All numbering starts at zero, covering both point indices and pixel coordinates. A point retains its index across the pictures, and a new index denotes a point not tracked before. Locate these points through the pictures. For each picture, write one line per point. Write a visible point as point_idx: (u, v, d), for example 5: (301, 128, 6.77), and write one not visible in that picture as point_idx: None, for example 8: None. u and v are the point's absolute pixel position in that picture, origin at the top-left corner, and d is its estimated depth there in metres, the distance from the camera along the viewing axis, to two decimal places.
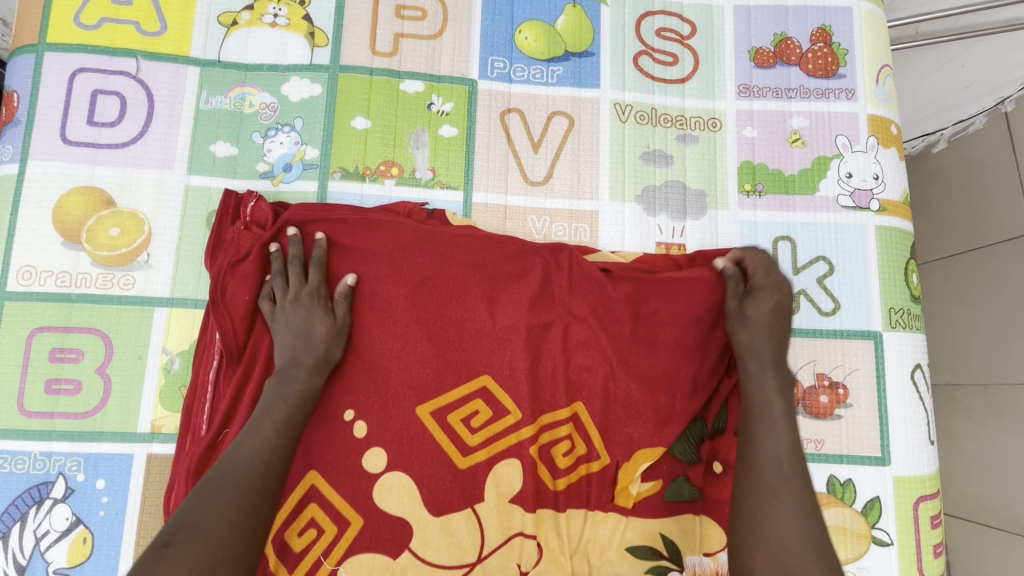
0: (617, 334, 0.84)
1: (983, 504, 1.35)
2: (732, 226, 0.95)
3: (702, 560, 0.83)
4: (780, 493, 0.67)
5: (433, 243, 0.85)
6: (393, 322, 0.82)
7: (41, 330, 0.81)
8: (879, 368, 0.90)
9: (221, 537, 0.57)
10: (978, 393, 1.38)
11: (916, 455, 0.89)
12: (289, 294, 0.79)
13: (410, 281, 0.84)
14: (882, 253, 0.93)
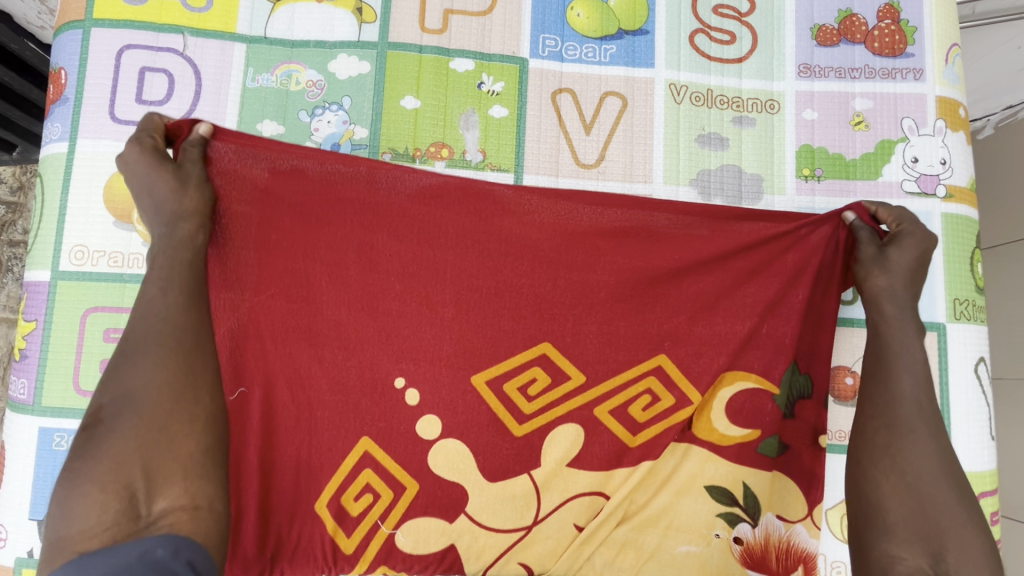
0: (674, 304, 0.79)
1: None
2: (790, 212, 0.92)
3: (778, 521, 0.83)
4: (915, 428, 0.62)
5: (480, 201, 0.77)
6: (440, 286, 0.77)
7: (94, 310, 0.81)
8: (941, 360, 0.88)
9: (152, 402, 0.51)
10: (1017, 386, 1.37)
11: (978, 449, 0.87)
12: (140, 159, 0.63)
13: (458, 245, 0.77)
14: (948, 241, 0.90)
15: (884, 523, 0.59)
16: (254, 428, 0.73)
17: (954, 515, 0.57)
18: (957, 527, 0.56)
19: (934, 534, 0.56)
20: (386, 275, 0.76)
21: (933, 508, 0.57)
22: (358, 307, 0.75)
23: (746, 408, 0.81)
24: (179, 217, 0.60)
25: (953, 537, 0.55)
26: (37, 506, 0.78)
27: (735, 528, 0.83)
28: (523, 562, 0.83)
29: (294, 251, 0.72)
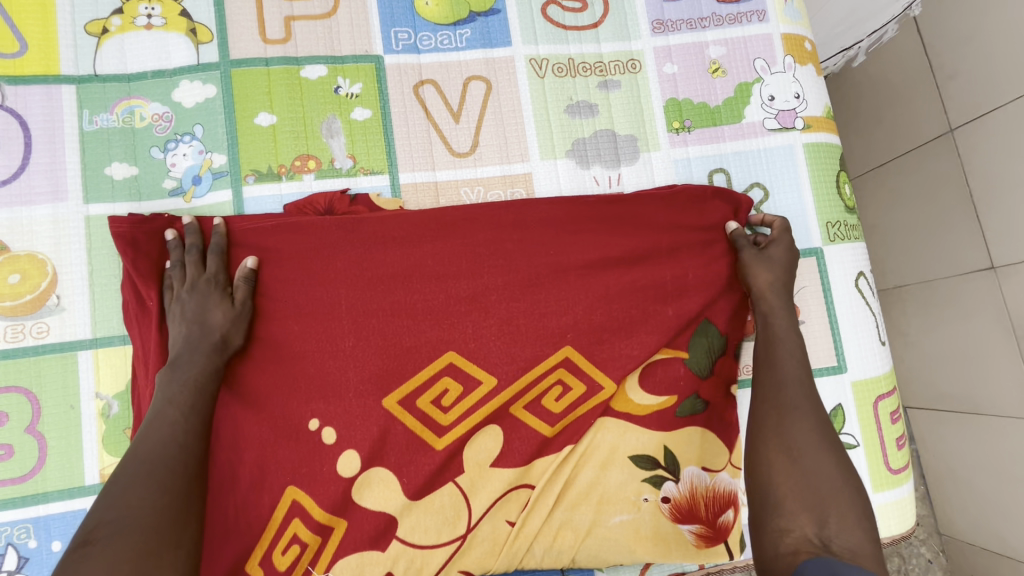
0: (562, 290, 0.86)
1: (927, 387, 1.58)
2: (667, 166, 0.94)
3: (698, 470, 0.88)
4: (798, 410, 0.75)
5: (361, 230, 0.83)
6: (335, 323, 0.80)
7: None
8: (825, 282, 0.93)
9: (149, 521, 0.60)
10: (922, 289, 1.55)
11: (869, 356, 0.93)
12: (184, 281, 0.77)
13: (348, 279, 0.82)
14: (813, 169, 0.95)
15: (777, 502, 0.68)
16: None
17: (833, 486, 0.67)
18: (836, 500, 0.66)
19: (818, 504, 0.66)
20: (287, 318, 0.80)
21: (817, 481, 0.68)
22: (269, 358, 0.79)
23: (667, 380, 0.88)
24: (193, 321, 0.75)
25: (834, 506, 0.65)
26: None
27: (661, 489, 0.86)
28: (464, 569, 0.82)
29: None
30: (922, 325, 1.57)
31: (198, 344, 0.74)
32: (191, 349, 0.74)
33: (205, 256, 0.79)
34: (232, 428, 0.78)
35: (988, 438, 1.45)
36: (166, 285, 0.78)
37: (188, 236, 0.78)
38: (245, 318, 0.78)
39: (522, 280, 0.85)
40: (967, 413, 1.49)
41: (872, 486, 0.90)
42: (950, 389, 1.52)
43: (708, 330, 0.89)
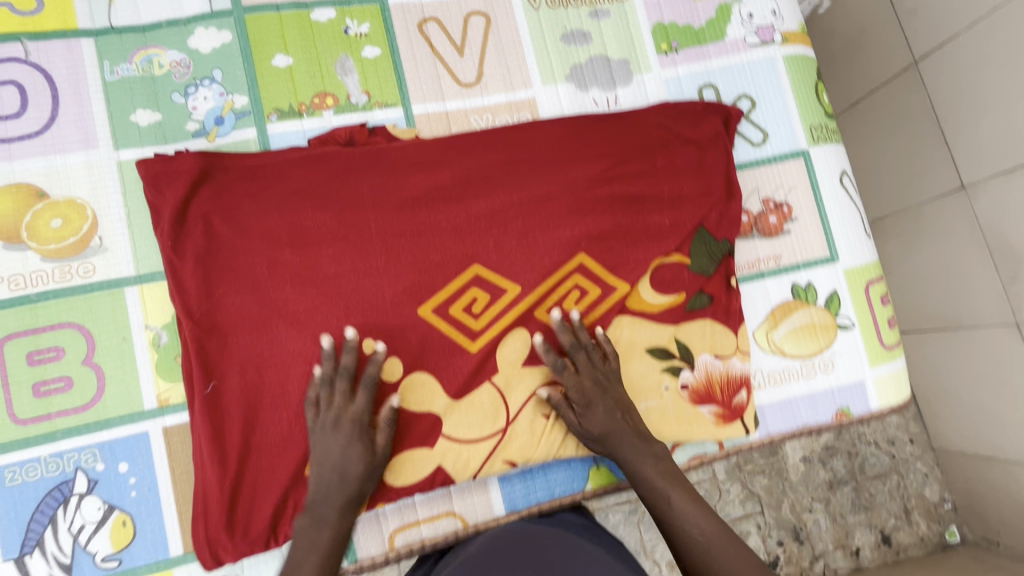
0: (573, 202, 0.92)
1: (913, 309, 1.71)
2: (659, 86, 1.01)
3: (712, 358, 0.94)
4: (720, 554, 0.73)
5: (384, 159, 0.89)
6: (366, 243, 0.86)
7: (9, 339, 0.78)
8: (812, 180, 1.00)
9: None
10: (899, 218, 1.67)
11: (858, 245, 1.01)
12: (331, 413, 0.78)
13: (374, 203, 0.87)
14: (793, 78, 1.02)
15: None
16: (231, 414, 0.80)
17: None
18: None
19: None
20: (319, 244, 0.85)
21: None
22: (303, 281, 0.84)
23: (675, 283, 0.94)
24: (338, 477, 0.77)
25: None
26: (8, 545, 0.76)
27: (680, 376, 0.93)
28: (508, 461, 0.87)
29: (225, 250, 0.82)
30: (904, 249, 1.68)
31: (337, 493, 0.77)
32: (329, 499, 0.77)
33: (355, 380, 0.80)
34: (273, 347, 0.82)
35: (964, 351, 1.59)
36: (314, 412, 0.79)
37: (347, 360, 0.79)
38: (382, 463, 0.80)
39: (536, 195, 0.91)
40: (948, 329, 1.61)
41: (869, 361, 0.98)
42: (936, 307, 1.63)
43: (706, 238, 0.96)
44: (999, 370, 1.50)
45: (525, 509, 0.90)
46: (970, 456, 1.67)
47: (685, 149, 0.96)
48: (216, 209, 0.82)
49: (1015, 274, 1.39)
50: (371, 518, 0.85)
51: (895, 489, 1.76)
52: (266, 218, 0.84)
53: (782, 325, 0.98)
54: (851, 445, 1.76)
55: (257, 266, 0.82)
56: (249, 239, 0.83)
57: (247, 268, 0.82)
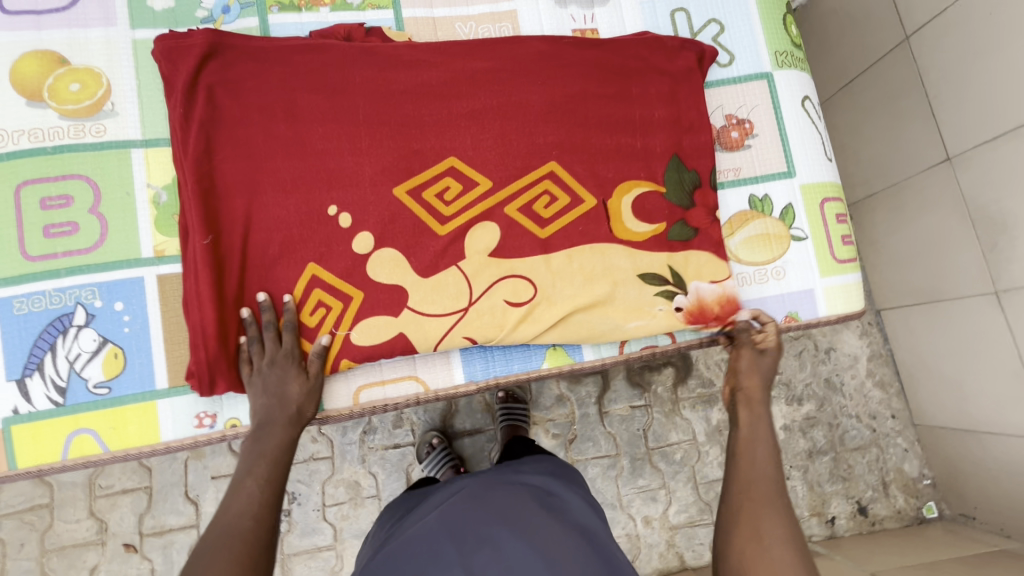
0: (545, 105, 0.99)
1: (894, 285, 1.76)
2: (634, 9, 1.08)
3: (704, 283, 1.00)
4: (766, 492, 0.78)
5: (374, 54, 0.96)
6: (352, 125, 0.93)
7: (26, 184, 0.87)
8: (774, 101, 1.06)
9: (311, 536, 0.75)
10: (888, 192, 1.70)
11: (817, 165, 1.07)
12: (265, 358, 0.86)
13: (362, 90, 0.94)
14: (761, 6, 1.09)
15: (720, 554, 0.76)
16: (223, 265, 0.87)
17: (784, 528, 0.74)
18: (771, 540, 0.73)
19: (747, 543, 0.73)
20: (310, 123, 0.92)
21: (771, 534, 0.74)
22: (293, 154, 0.91)
23: (643, 204, 1.00)
24: (282, 405, 0.85)
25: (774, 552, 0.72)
26: (12, 367, 0.84)
27: (671, 300, 0.98)
28: (468, 336, 0.92)
29: (224, 119, 0.91)
30: (890, 223, 1.72)
31: (280, 415, 0.84)
32: (272, 420, 0.84)
33: (280, 331, 0.88)
34: (262, 210, 0.90)
35: (946, 325, 1.61)
36: (247, 358, 0.87)
37: (266, 313, 0.87)
38: (318, 389, 0.88)
39: (511, 95, 0.98)
40: (933, 301, 1.63)
41: (820, 271, 1.04)
42: (918, 281, 1.66)
43: (678, 166, 1.02)
44: (976, 337, 1.52)
45: (485, 381, 0.96)
46: (949, 429, 1.68)
47: (657, 78, 1.03)
48: (221, 81, 0.91)
49: (995, 244, 1.41)
50: (340, 376, 0.93)
51: (874, 462, 1.78)
52: (265, 94, 0.92)
53: (738, 234, 1.04)
54: (831, 417, 1.78)
55: (253, 137, 0.91)
56: (247, 111, 0.91)
57: (244, 138, 0.91)
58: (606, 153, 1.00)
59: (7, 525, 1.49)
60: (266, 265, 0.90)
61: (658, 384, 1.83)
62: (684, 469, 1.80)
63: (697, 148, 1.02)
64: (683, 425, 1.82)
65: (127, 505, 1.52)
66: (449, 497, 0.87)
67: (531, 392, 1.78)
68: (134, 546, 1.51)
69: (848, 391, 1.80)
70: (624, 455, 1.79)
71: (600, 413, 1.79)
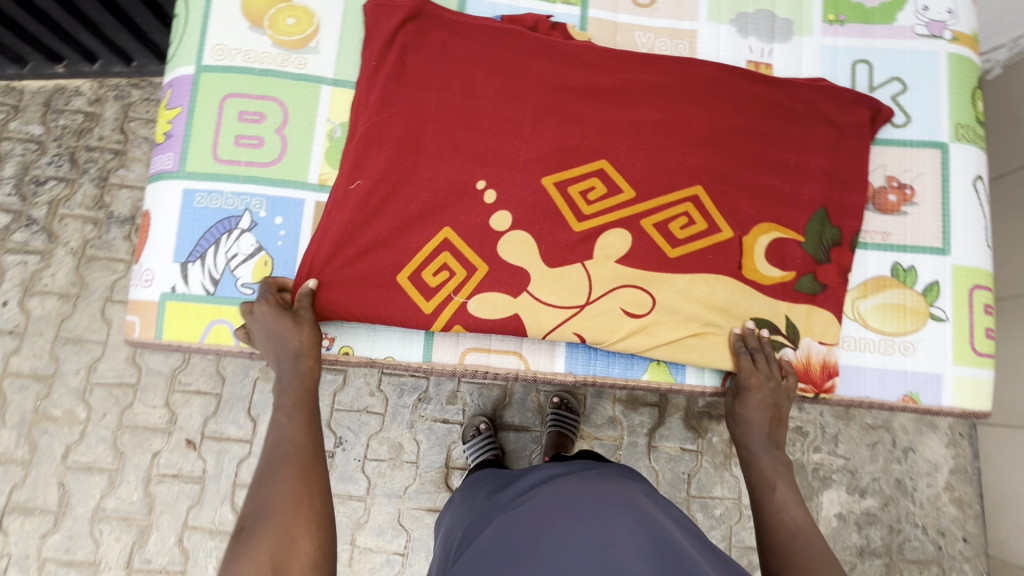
0: (705, 128, 1.00)
1: (1012, 405, 1.56)
2: (815, 52, 1.06)
3: (816, 343, 0.98)
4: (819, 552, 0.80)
5: (557, 49, 1.00)
6: (519, 109, 0.98)
7: (230, 97, 0.98)
8: (944, 173, 1.02)
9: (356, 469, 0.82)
10: (1021, 302, 1.56)
11: (975, 249, 1.00)
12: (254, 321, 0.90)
13: (536, 79, 0.99)
14: (952, 75, 1.04)
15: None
16: (364, 211, 0.93)
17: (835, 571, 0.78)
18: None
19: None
20: (481, 98, 0.98)
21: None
22: (458, 124, 0.97)
23: (778, 248, 0.98)
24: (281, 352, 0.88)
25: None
26: (179, 251, 0.94)
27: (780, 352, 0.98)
28: (580, 332, 0.94)
29: (405, 79, 0.97)
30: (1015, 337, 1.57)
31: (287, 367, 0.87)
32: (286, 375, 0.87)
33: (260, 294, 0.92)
34: (414, 169, 0.95)
35: None
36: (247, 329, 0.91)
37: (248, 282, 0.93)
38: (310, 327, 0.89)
39: (673, 113, 1.00)
40: None
41: (953, 357, 0.98)
42: None
43: (822, 219, 0.99)
44: None
45: (582, 377, 0.98)
46: None
47: (824, 129, 1.01)
48: (414, 44, 0.98)
49: None
50: (451, 336, 0.97)
51: None
52: (449, 64, 0.98)
53: (872, 297, 1.00)
54: (894, 520, 1.64)
55: (425, 100, 0.97)
56: (428, 77, 0.97)
57: (416, 98, 0.96)
58: (753, 188, 0.99)
59: (97, 393, 1.57)
60: (399, 219, 0.93)
61: (714, 434, 1.70)
62: (722, 526, 1.67)
63: (846, 209, 0.99)
64: (731, 482, 1.69)
65: (198, 406, 1.58)
66: (555, 477, 0.87)
67: (584, 405, 1.69)
68: (194, 444, 1.57)
69: (919, 499, 1.65)
70: (664, 495, 1.67)
71: (649, 446, 1.69)
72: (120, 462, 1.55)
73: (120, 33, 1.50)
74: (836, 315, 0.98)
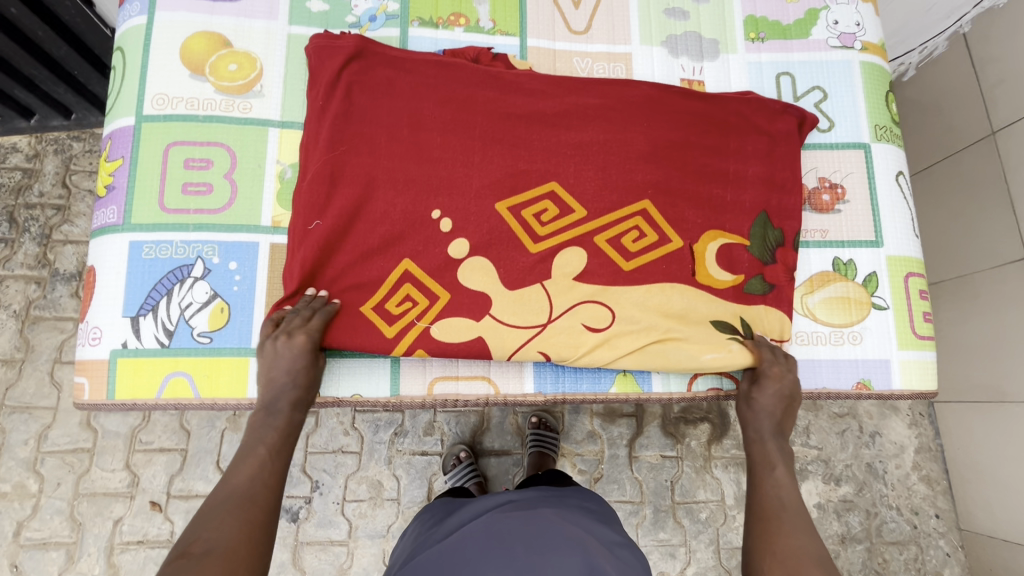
0: (647, 143, 1.04)
1: (963, 381, 1.64)
2: (741, 68, 1.13)
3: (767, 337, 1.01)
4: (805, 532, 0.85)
5: (499, 78, 1.04)
6: (467, 138, 1.00)
7: (175, 145, 0.97)
8: (869, 171, 1.09)
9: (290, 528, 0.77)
10: (958, 283, 1.65)
11: (905, 239, 1.07)
12: (288, 329, 0.88)
13: (482, 108, 1.01)
14: (866, 81, 1.12)
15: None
16: (321, 249, 0.92)
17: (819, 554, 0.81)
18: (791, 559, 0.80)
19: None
20: (429, 129, 0.99)
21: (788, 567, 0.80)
22: (409, 156, 0.98)
23: (727, 252, 1.03)
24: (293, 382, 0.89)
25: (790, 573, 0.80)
26: (129, 305, 0.92)
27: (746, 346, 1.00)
28: (544, 351, 0.96)
29: (353, 115, 0.98)
30: (957, 317, 1.66)
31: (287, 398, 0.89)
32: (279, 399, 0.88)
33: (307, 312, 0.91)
34: (368, 203, 0.95)
35: (1009, 428, 1.53)
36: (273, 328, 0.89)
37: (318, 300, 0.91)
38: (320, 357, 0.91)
39: (616, 130, 1.03)
40: (993, 403, 1.56)
41: (898, 342, 1.04)
42: (979, 380, 1.59)
43: (765, 223, 1.04)
44: None
45: (552, 394, 0.99)
46: (1003, 541, 1.58)
47: (758, 138, 1.07)
48: (359, 82, 0.99)
49: None
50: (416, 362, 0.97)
51: (912, 561, 1.68)
52: (395, 99, 1.00)
53: (819, 292, 1.05)
54: (870, 504, 1.69)
55: (374, 134, 0.98)
56: (376, 112, 0.99)
57: (366, 133, 0.97)
58: (698, 198, 1.04)
59: (49, 462, 1.48)
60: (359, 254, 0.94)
61: (692, 438, 1.72)
62: (709, 530, 1.68)
63: (786, 212, 1.05)
64: (713, 484, 1.71)
65: (162, 464, 1.51)
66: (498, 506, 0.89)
67: (563, 422, 1.70)
68: (159, 505, 1.49)
69: (891, 481, 1.71)
70: (649, 504, 1.68)
71: (630, 457, 1.70)
72: (78, 534, 1.46)
73: (56, 87, 1.46)
74: (788, 313, 1.03)
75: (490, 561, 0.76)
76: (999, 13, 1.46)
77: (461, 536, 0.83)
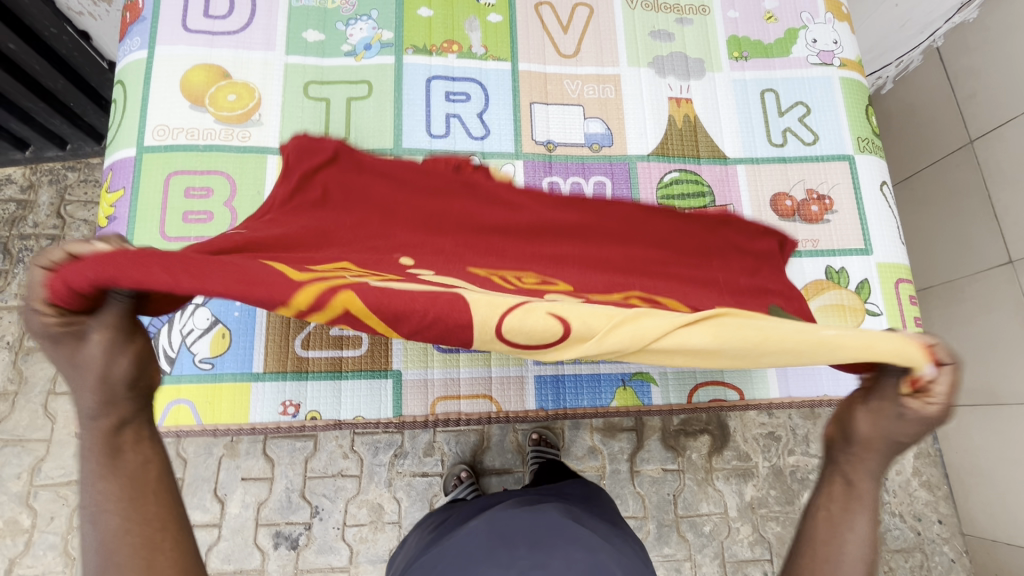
0: (642, 233, 0.84)
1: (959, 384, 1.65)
2: (727, 85, 1.17)
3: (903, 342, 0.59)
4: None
5: (476, 186, 0.86)
6: (436, 240, 0.83)
7: (175, 174, 0.98)
8: (855, 181, 1.12)
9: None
10: (947, 289, 1.68)
11: (893, 246, 1.10)
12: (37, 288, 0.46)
13: (456, 209, 0.85)
14: (846, 96, 1.16)
15: None
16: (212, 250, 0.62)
17: None
18: None
19: None
20: (394, 217, 0.83)
21: None
22: (358, 235, 0.80)
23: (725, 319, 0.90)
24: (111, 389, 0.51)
25: None
26: None
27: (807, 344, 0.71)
28: (557, 314, 0.51)
29: (314, 194, 0.83)
30: (948, 322, 1.68)
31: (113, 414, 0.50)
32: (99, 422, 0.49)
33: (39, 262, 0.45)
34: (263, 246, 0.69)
35: (1006, 429, 1.54)
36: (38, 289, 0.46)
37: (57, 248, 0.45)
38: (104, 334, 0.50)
39: (610, 230, 0.85)
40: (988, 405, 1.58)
41: None
42: (973, 383, 1.61)
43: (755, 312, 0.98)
44: None
45: (554, 410, 0.97)
46: (1007, 544, 1.58)
47: (743, 260, 0.85)
48: (328, 167, 0.85)
49: None
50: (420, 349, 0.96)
51: (918, 568, 1.67)
52: (354, 194, 0.85)
53: (814, 300, 1.06)
54: None
55: (315, 224, 0.78)
56: (337, 199, 0.84)
57: (311, 221, 0.79)
58: (694, 283, 0.80)
59: (42, 496, 1.46)
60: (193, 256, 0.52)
61: (693, 450, 1.72)
62: (713, 543, 1.67)
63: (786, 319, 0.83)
64: (716, 496, 1.70)
65: None
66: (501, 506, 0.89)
67: (564, 439, 1.70)
68: None
69: (892, 488, 1.71)
70: (652, 519, 1.67)
71: (631, 471, 1.69)
72: (72, 569, 1.43)
73: (52, 118, 1.46)
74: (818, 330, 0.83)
75: (496, 559, 0.75)
76: (970, 28, 1.51)
77: (465, 534, 0.83)
